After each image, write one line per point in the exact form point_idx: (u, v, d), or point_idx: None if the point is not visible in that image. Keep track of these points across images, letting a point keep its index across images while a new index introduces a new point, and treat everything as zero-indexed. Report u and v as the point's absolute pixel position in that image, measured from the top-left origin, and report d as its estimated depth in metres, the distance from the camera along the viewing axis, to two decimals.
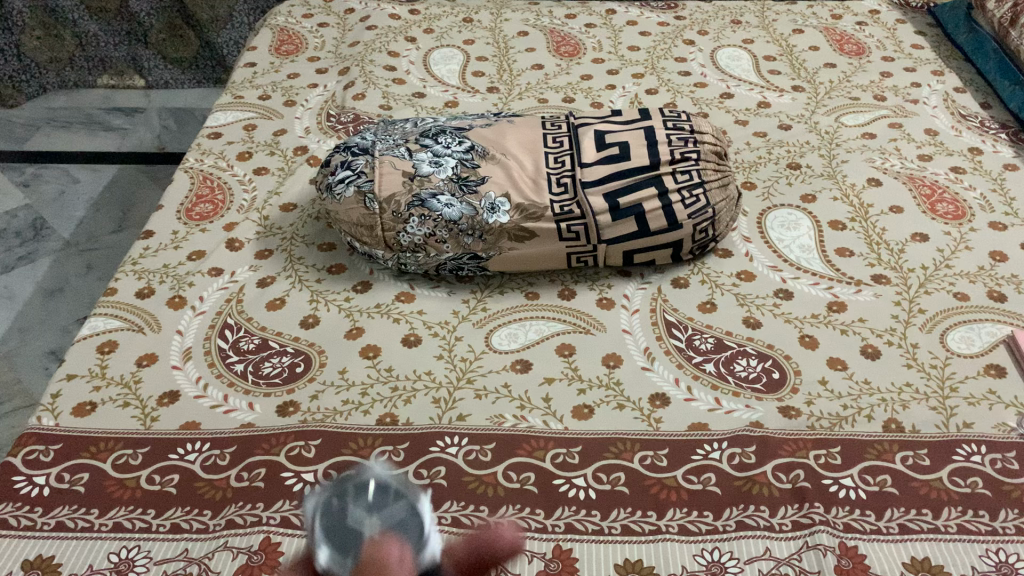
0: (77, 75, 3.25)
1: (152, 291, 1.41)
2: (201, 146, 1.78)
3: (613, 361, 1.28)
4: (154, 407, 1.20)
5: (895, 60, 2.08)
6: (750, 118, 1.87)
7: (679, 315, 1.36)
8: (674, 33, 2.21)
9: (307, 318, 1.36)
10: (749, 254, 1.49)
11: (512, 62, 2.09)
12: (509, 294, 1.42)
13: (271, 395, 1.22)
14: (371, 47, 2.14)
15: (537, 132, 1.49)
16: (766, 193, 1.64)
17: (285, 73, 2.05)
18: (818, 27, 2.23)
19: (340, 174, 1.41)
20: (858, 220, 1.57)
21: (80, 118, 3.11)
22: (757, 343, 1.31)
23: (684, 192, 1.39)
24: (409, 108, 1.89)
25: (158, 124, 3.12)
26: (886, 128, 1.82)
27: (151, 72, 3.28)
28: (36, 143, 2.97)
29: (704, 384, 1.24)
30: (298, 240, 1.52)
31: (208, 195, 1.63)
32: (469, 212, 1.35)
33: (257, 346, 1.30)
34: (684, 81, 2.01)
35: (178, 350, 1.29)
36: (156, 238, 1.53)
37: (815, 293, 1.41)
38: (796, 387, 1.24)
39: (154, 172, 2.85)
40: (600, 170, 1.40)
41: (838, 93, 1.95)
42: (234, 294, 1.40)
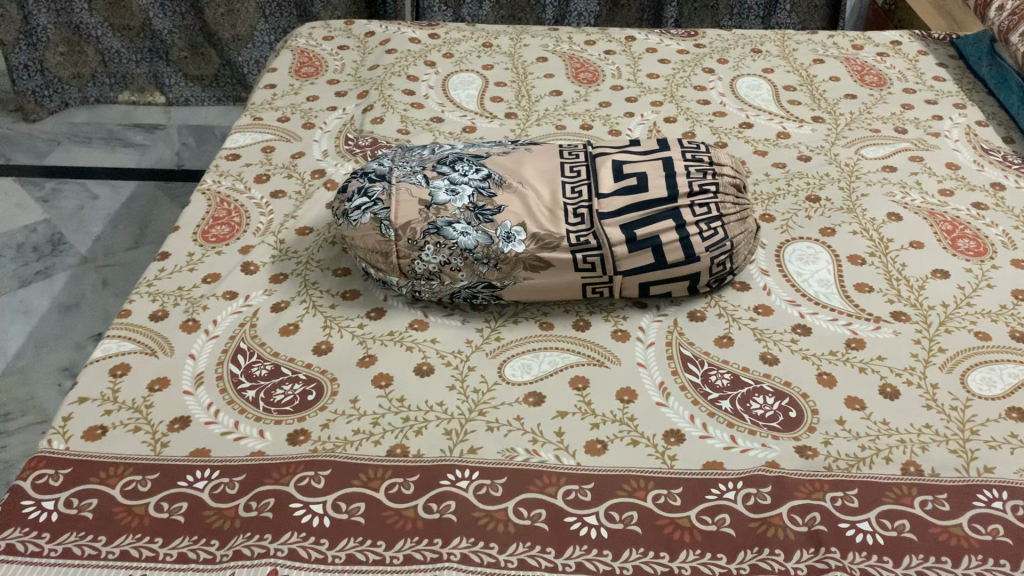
0: (99, 92, 3.27)
1: (165, 314, 1.41)
2: (218, 168, 1.78)
3: (628, 396, 1.26)
4: (165, 432, 1.20)
5: (916, 91, 2.07)
6: (768, 148, 1.86)
7: (695, 349, 1.35)
8: (693, 61, 2.21)
9: (320, 344, 1.34)
10: (767, 287, 1.48)
11: (531, 87, 2.09)
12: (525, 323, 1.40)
13: (282, 423, 1.21)
14: (391, 71, 2.14)
15: (555, 161, 1.48)
16: (784, 226, 1.63)
17: (304, 95, 2.05)
18: (838, 57, 2.22)
19: (357, 200, 1.40)
20: (878, 255, 1.55)
21: (101, 135, 3.13)
22: (774, 379, 1.29)
23: (702, 225, 1.38)
24: (427, 133, 1.89)
25: (176, 140, 3.13)
26: (906, 162, 1.81)
27: (172, 90, 3.31)
28: (57, 159, 3.00)
29: (720, 422, 1.22)
30: (313, 264, 1.51)
31: (224, 217, 1.63)
32: (485, 240, 1.34)
33: (269, 372, 1.29)
34: (703, 109, 2.00)
35: (190, 375, 1.29)
36: (172, 260, 1.53)
37: (834, 329, 1.39)
38: (813, 426, 1.22)
39: (171, 188, 2.87)
40: (617, 201, 1.39)
41: (858, 124, 1.94)
42: (248, 319, 1.40)
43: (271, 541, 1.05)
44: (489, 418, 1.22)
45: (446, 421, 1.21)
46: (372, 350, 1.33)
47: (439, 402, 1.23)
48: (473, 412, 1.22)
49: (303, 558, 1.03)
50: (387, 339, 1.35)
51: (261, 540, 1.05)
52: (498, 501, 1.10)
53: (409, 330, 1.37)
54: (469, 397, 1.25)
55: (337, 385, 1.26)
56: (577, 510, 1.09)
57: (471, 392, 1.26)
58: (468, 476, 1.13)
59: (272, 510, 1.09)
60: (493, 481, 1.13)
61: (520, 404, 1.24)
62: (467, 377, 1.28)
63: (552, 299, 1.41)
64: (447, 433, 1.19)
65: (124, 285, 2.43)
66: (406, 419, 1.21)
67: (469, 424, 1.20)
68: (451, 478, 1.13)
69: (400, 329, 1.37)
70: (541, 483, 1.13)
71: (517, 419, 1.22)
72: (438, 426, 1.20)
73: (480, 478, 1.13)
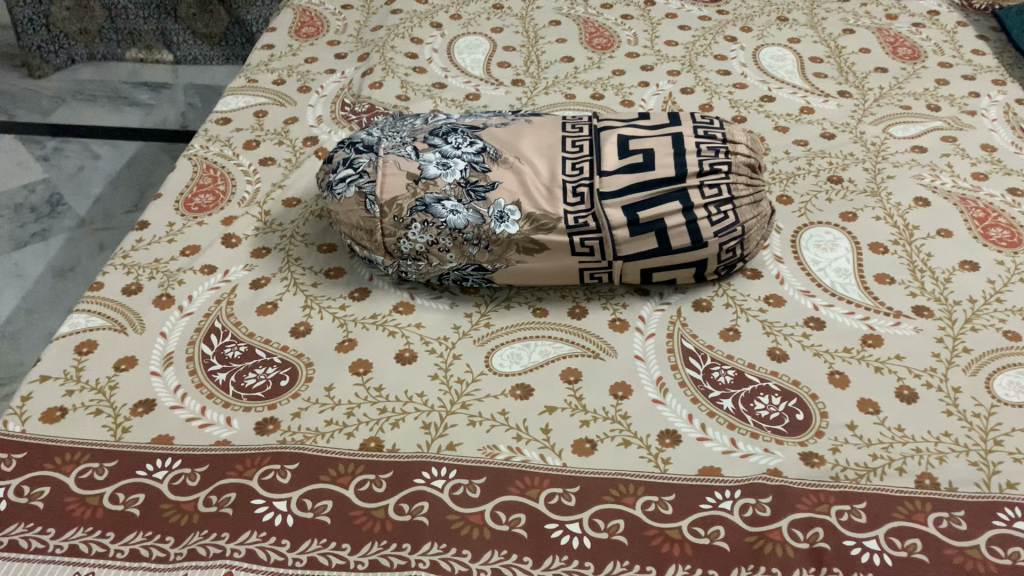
0: (106, 49, 3.17)
1: (139, 288, 1.33)
2: (207, 132, 1.70)
3: (622, 392, 1.17)
4: (127, 417, 1.13)
5: (953, 66, 1.94)
6: (790, 124, 1.75)
7: (698, 342, 1.25)
8: (715, 28, 2.08)
9: (298, 325, 1.27)
10: (780, 276, 1.38)
11: (541, 53, 1.98)
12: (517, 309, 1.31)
13: (250, 410, 1.13)
14: (395, 33, 2.04)
15: (556, 135, 1.39)
16: (802, 209, 1.52)
17: (303, 56, 1.96)
18: (870, 27, 2.09)
19: (342, 172, 1.32)
20: (902, 244, 1.44)
21: (106, 92, 3.06)
22: (782, 378, 1.20)
23: (711, 208, 1.28)
24: (428, 100, 1.79)
25: (182, 101, 3.04)
26: (938, 142, 1.69)
27: (180, 48, 3.19)
28: (61, 116, 2.92)
29: (720, 423, 1.13)
30: (298, 238, 1.43)
31: (209, 185, 1.55)
32: (476, 219, 1.26)
33: (243, 354, 1.22)
34: (722, 81, 1.89)
35: (160, 354, 1.22)
36: (151, 229, 1.45)
37: (850, 324, 1.29)
38: (821, 431, 1.13)
39: (173, 149, 2.79)
40: (620, 179, 1.29)
41: (887, 100, 1.82)
42: (225, 296, 1.32)
43: (228, 540, 0.98)
44: (471, 411, 1.13)
45: (425, 414, 1.13)
46: (353, 334, 1.25)
47: (420, 393, 1.15)
48: (454, 404, 1.14)
49: (261, 561, 0.96)
50: (369, 322, 1.27)
51: (218, 539, 0.98)
52: (474, 503, 1.02)
53: (393, 313, 1.29)
54: (452, 388, 1.17)
55: (312, 370, 1.19)
56: (558, 516, 1.01)
57: (454, 382, 1.18)
58: (444, 474, 1.05)
59: (232, 506, 1.02)
60: (470, 481, 1.05)
61: (505, 397, 1.16)
62: (451, 367, 1.20)
63: (548, 284, 1.32)
64: (425, 427, 1.11)
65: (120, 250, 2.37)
66: (383, 411, 1.13)
67: (449, 417, 1.12)
68: (425, 476, 1.05)
69: (384, 312, 1.29)
70: (522, 484, 1.05)
71: (501, 414, 1.14)
72: (416, 418, 1.12)
73: (457, 478, 1.05)
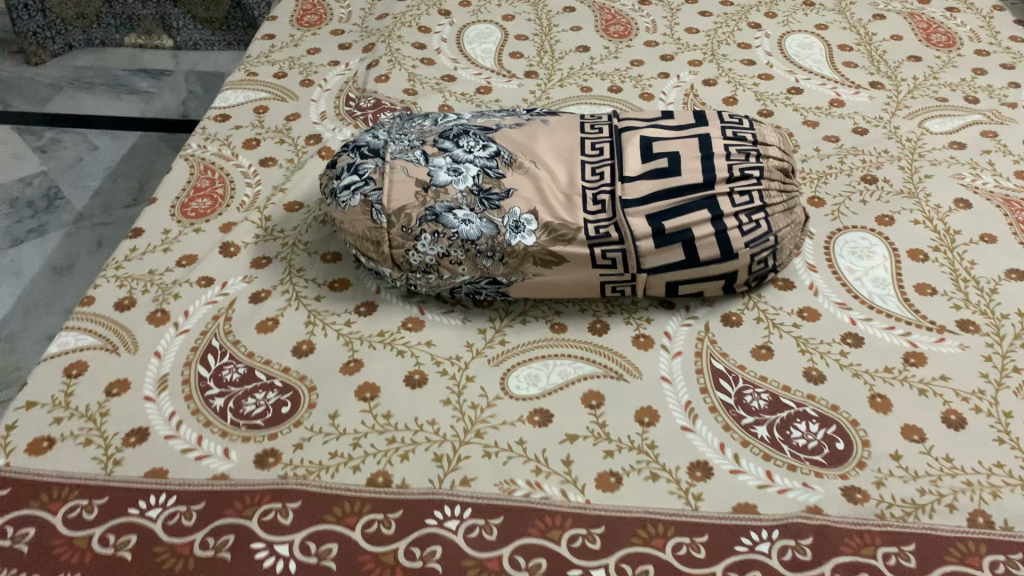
0: (105, 34, 3.07)
1: (132, 302, 1.25)
2: (204, 130, 1.61)
3: (648, 418, 1.09)
4: (118, 448, 1.06)
5: (990, 54, 1.83)
6: (819, 118, 1.65)
7: (729, 362, 1.17)
8: (738, 14, 1.98)
9: (300, 344, 1.19)
10: (814, 286, 1.29)
11: (555, 42, 1.88)
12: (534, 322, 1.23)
13: (250, 441, 1.06)
14: (401, 21, 1.94)
15: (574, 136, 1.30)
16: (835, 212, 1.43)
17: (305, 47, 1.87)
18: (902, 12, 1.98)
19: (346, 178, 1.24)
20: (943, 250, 1.35)
21: (105, 79, 2.95)
22: (820, 403, 1.12)
23: (742, 217, 1.19)
24: (436, 94, 1.70)
25: (183, 87, 2.93)
26: (978, 137, 1.59)
27: (180, 32, 3.08)
28: (57, 105, 2.82)
29: (755, 453, 1.05)
30: (300, 247, 1.35)
31: (206, 188, 1.47)
32: (490, 230, 1.17)
33: (242, 377, 1.14)
34: (746, 71, 1.79)
35: (154, 378, 1.14)
36: (145, 237, 1.37)
37: (890, 340, 1.21)
38: (863, 462, 1.05)
39: (174, 139, 2.69)
40: (644, 186, 1.20)
41: (922, 92, 1.72)
42: (223, 311, 1.24)
43: None
44: (486, 441, 1.06)
45: (437, 444, 1.05)
46: (359, 354, 1.17)
47: (431, 420, 1.08)
48: (468, 433, 1.06)
49: None
50: (376, 341, 1.19)
51: None
52: (492, 547, 0.95)
53: (401, 330, 1.21)
54: (465, 414, 1.09)
55: (316, 396, 1.11)
56: (582, 561, 0.94)
57: (468, 408, 1.10)
58: (458, 514, 0.98)
59: (230, 550, 0.94)
60: (486, 521, 0.97)
61: (523, 425, 1.08)
62: (465, 391, 1.12)
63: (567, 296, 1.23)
64: (437, 459, 1.03)
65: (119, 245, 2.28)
66: (392, 441, 1.05)
67: (463, 448, 1.05)
68: (438, 516, 0.97)
69: (392, 329, 1.21)
70: (543, 525, 0.97)
71: (518, 443, 1.06)
72: (427, 450, 1.04)
73: (472, 518, 0.97)
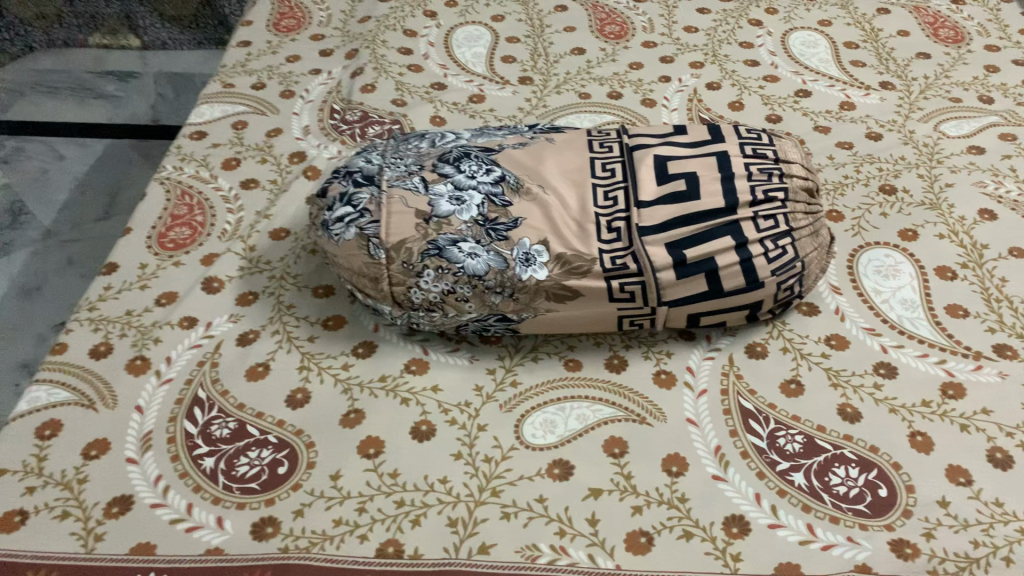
0: (66, 34, 2.69)
1: (109, 349, 1.15)
2: (180, 150, 1.51)
3: (676, 467, 1.02)
4: (99, 520, 0.96)
5: (1001, 49, 1.76)
6: (831, 123, 1.57)
7: (758, 400, 1.10)
8: (738, 10, 1.89)
9: (295, 393, 1.09)
10: (840, 311, 1.22)
11: (548, 44, 1.78)
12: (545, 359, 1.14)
13: (245, 508, 0.97)
14: (385, 24, 1.84)
15: (583, 156, 1.20)
16: (856, 227, 1.36)
17: (283, 54, 1.76)
18: (906, 5, 1.90)
19: (339, 209, 1.13)
20: (972, 267, 1.28)
21: (70, 82, 2.66)
22: (858, 444, 1.04)
23: (768, 243, 1.11)
24: (426, 104, 1.60)
25: (152, 91, 2.64)
26: (997, 141, 1.51)
27: (147, 32, 2.68)
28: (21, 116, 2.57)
29: (793, 504, 0.98)
30: (289, 280, 1.26)
31: (185, 216, 1.37)
32: (498, 264, 1.08)
33: (233, 433, 1.05)
34: (751, 73, 1.70)
35: (136, 436, 1.05)
36: (120, 274, 1.27)
37: (925, 370, 1.13)
38: (908, 510, 0.98)
39: (146, 147, 2.46)
40: (663, 211, 1.11)
41: (934, 92, 1.64)
42: (209, 356, 1.15)
43: None
44: (504, 500, 0.98)
45: (450, 506, 0.97)
46: (359, 403, 1.08)
47: (442, 478, 0.99)
48: (484, 492, 0.98)
49: None
50: (377, 387, 1.10)
51: None
52: None
53: (404, 374, 1.12)
54: (479, 470, 1.01)
55: (315, 453, 1.02)
56: None
57: (481, 462, 1.01)
58: None
59: None
60: None
61: (542, 480, 1.00)
62: (477, 441, 1.04)
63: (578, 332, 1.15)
64: (452, 524, 0.95)
65: (94, 262, 2.11)
66: (400, 504, 0.97)
67: (479, 509, 0.97)
68: None
69: (394, 373, 1.12)
70: None
71: (538, 502, 0.98)
72: (440, 513, 0.96)
73: None
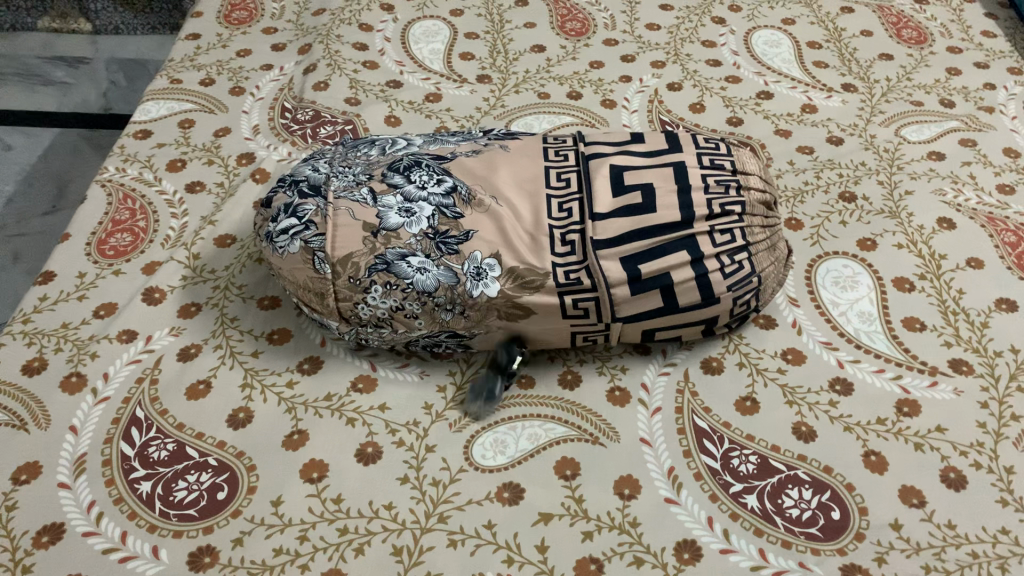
0: (14, 18, 2.35)
1: (43, 365, 1.11)
2: (123, 150, 1.45)
3: (628, 489, 1.00)
4: (28, 550, 0.92)
5: (963, 51, 1.75)
6: (792, 126, 1.55)
7: (712, 418, 1.08)
8: (701, 7, 1.87)
9: (237, 413, 1.06)
10: (797, 324, 1.20)
11: (507, 41, 1.75)
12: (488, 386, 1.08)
13: (182, 536, 0.94)
14: (340, 18, 1.79)
15: (537, 165, 1.16)
16: (814, 235, 1.34)
17: (234, 48, 1.70)
18: (870, 4, 1.89)
19: (283, 221, 1.09)
20: (929, 278, 1.27)
21: (16, 68, 2.26)
22: (811, 464, 1.03)
23: (724, 258, 1.08)
24: (381, 103, 1.56)
25: (103, 78, 2.27)
26: (957, 146, 1.50)
27: (99, 15, 2.37)
28: None
29: (746, 528, 0.96)
30: (233, 291, 1.22)
31: (127, 221, 1.32)
32: (449, 279, 1.04)
33: (172, 455, 1.01)
34: (713, 73, 1.68)
35: (70, 459, 1.00)
36: (57, 283, 1.22)
37: (881, 386, 1.12)
38: (861, 533, 0.96)
39: (99, 140, 2.11)
40: (618, 224, 1.08)
41: (896, 95, 1.63)
42: (148, 372, 1.10)
43: None
44: (451, 527, 0.96)
45: (395, 534, 0.95)
46: (303, 423, 1.05)
47: (388, 504, 0.98)
48: (431, 518, 0.96)
49: None
50: (322, 407, 1.07)
51: None
52: None
53: (351, 392, 1.10)
54: (426, 495, 0.99)
55: (256, 477, 0.99)
56: None
57: (428, 486, 1.00)
58: None
59: None
60: None
61: (491, 504, 0.98)
62: (424, 465, 1.02)
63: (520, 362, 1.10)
64: (396, 553, 0.93)
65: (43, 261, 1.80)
66: (343, 532, 0.95)
67: (425, 537, 0.95)
68: None
69: (340, 392, 1.09)
70: None
71: (486, 527, 0.96)
72: (385, 541, 0.94)
73: None
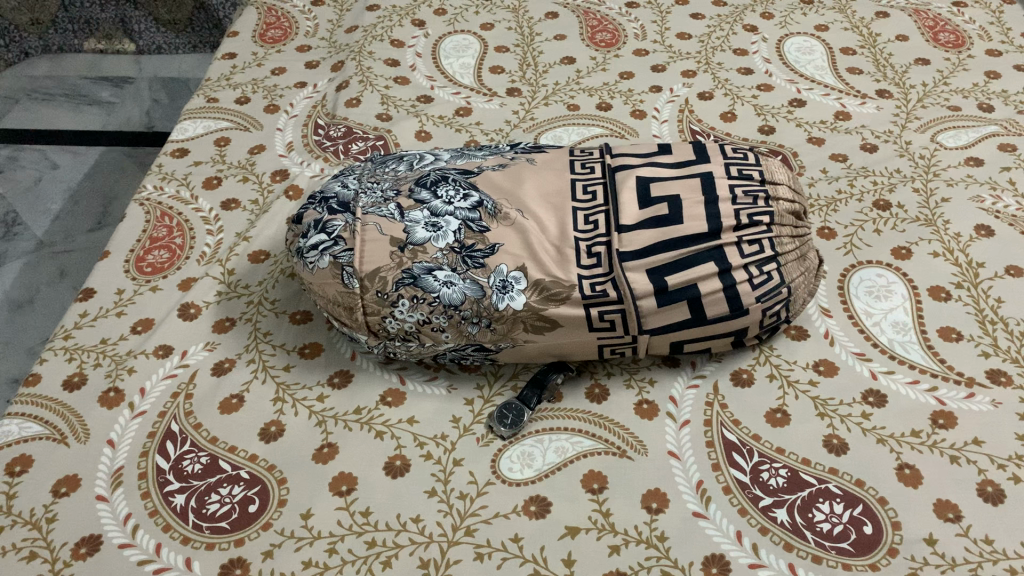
0: (62, 39, 2.38)
1: (82, 380, 1.14)
2: (161, 168, 1.49)
3: (656, 503, 0.99)
4: (66, 562, 0.95)
5: (1002, 53, 1.71)
6: (825, 134, 1.53)
7: (742, 431, 1.07)
8: (733, 16, 1.85)
9: (269, 426, 1.08)
10: (829, 335, 1.19)
11: (538, 54, 1.75)
12: (515, 407, 1.08)
13: (215, 548, 0.95)
14: (372, 34, 1.81)
15: (563, 178, 1.16)
16: (848, 244, 1.33)
17: (268, 67, 1.73)
18: (906, 9, 1.86)
19: (313, 237, 1.10)
20: (966, 286, 1.24)
21: (65, 89, 2.33)
22: (843, 477, 1.02)
23: (752, 269, 1.07)
24: (411, 118, 1.58)
25: (146, 97, 2.33)
26: (996, 151, 1.47)
27: (142, 36, 2.39)
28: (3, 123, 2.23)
29: (775, 542, 0.95)
30: (266, 306, 1.24)
31: (163, 238, 1.35)
32: (475, 292, 1.04)
33: (205, 468, 1.03)
34: (744, 81, 1.67)
35: (106, 473, 1.03)
36: (96, 300, 1.25)
37: (915, 398, 1.10)
38: (892, 548, 0.95)
39: (141, 157, 2.15)
40: (644, 235, 1.07)
41: (932, 100, 1.60)
42: (183, 386, 1.13)
43: None
44: (478, 540, 0.96)
45: (423, 547, 0.96)
46: (332, 436, 1.07)
47: (415, 517, 0.99)
48: (458, 531, 0.97)
49: None
50: (352, 419, 1.09)
51: None
52: None
53: (380, 406, 1.11)
54: (453, 508, 0.99)
55: (286, 490, 1.01)
56: None
57: (456, 499, 1.00)
58: None
59: None
60: None
61: (518, 517, 0.99)
62: (452, 478, 1.03)
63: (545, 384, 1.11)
64: (423, 566, 0.94)
65: (88, 275, 1.84)
66: (371, 545, 0.96)
67: (452, 550, 0.95)
68: None
69: (369, 406, 1.11)
70: None
71: (513, 541, 0.96)
72: (412, 554, 0.95)
73: None
